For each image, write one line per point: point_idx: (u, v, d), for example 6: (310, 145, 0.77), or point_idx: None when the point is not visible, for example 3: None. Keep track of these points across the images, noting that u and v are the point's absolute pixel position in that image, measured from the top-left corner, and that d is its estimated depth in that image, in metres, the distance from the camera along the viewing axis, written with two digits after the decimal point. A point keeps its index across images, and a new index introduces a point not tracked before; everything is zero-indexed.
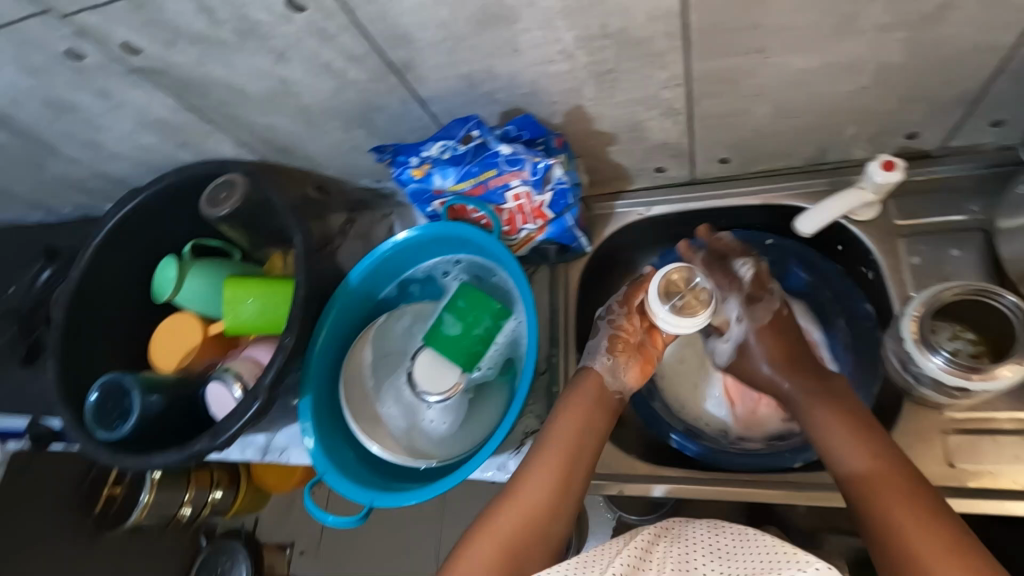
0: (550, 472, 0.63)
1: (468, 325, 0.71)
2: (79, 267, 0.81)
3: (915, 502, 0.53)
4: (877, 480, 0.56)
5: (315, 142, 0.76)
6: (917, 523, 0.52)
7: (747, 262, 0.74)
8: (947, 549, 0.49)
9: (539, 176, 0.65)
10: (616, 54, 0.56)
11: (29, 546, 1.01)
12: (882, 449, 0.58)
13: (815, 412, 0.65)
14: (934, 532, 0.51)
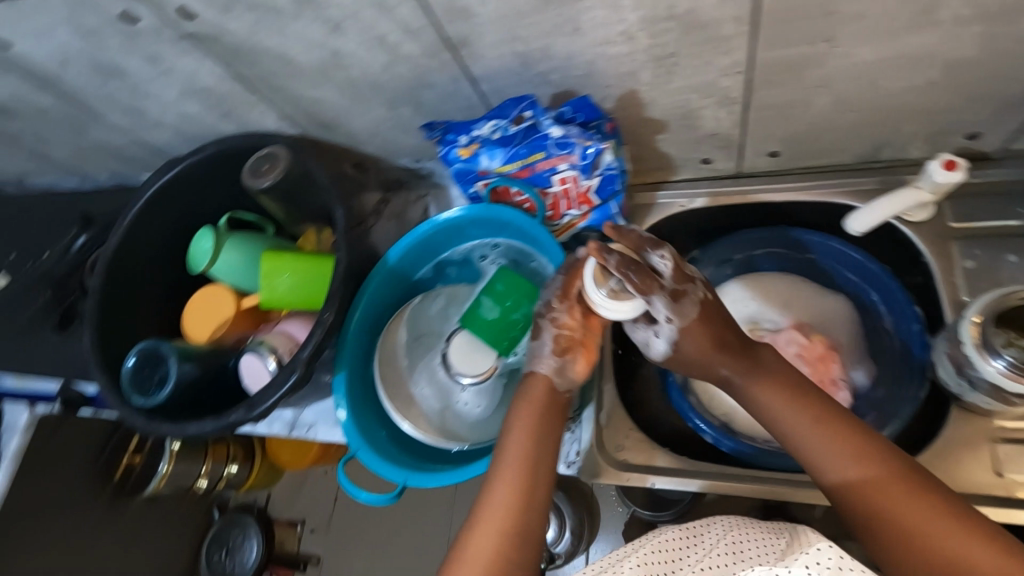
0: (512, 486, 0.58)
1: (506, 309, 0.69)
2: (118, 234, 0.81)
3: (908, 490, 0.51)
4: (862, 477, 0.53)
5: (359, 117, 0.76)
6: (921, 516, 0.50)
7: (663, 252, 0.59)
8: (960, 536, 0.48)
9: (588, 160, 0.65)
10: (680, 37, 0.55)
11: (53, 511, 1.08)
12: (857, 436, 0.55)
13: (764, 396, 0.60)
14: (941, 519, 0.49)
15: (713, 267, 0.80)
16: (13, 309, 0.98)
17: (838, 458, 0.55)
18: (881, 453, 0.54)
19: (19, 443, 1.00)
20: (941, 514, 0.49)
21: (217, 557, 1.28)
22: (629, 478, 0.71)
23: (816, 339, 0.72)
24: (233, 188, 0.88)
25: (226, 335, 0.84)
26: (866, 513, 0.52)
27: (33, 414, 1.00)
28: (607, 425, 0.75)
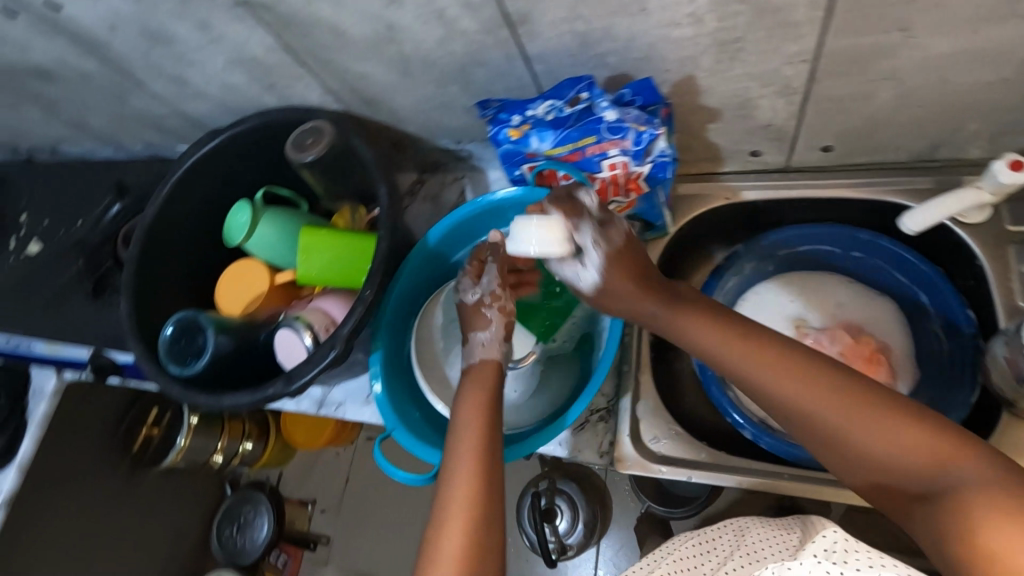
0: (473, 464, 0.57)
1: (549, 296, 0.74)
2: (156, 204, 0.81)
3: (851, 403, 0.51)
4: (808, 405, 0.53)
5: (404, 95, 0.75)
6: (872, 431, 0.50)
7: (588, 188, 0.63)
8: (914, 439, 0.48)
9: (641, 146, 0.63)
10: (749, 21, 0.53)
11: (75, 480, 1.20)
12: (788, 364, 0.55)
13: (696, 328, 0.61)
14: (893, 429, 0.49)
15: (756, 262, 0.80)
16: (45, 276, 0.98)
17: (776, 386, 0.55)
18: (814, 372, 0.53)
19: (47, 409, 1.05)
20: (891, 421, 0.49)
21: (228, 531, 1.41)
22: (663, 470, 0.70)
23: (862, 340, 0.72)
24: (270, 163, 0.88)
25: (259, 310, 0.84)
26: (825, 440, 0.52)
27: (59, 381, 1.04)
28: (645, 416, 0.74)
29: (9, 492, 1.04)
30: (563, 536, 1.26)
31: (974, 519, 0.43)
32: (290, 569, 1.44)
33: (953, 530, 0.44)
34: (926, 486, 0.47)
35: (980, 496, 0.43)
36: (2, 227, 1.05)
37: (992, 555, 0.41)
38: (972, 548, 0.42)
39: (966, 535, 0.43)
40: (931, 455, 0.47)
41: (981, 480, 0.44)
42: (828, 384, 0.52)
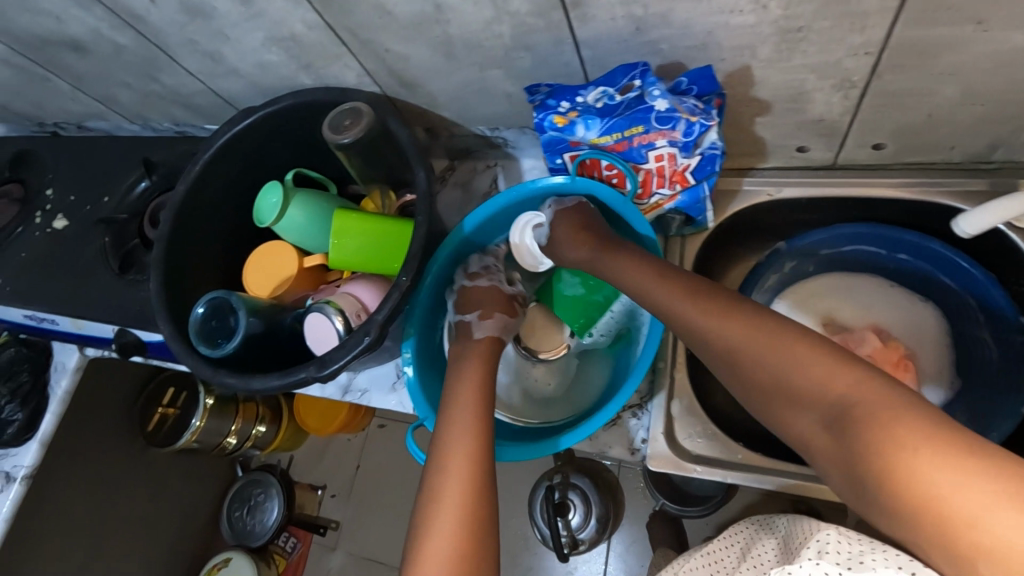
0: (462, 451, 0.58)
1: (590, 290, 0.75)
2: (186, 182, 0.80)
3: (754, 333, 0.51)
4: (719, 338, 0.53)
5: (444, 79, 0.73)
6: (774, 360, 0.49)
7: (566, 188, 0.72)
8: (814, 362, 0.47)
9: (691, 138, 0.61)
10: (816, 10, 0.52)
11: (91, 454, 1.20)
12: (701, 301, 0.56)
13: (626, 270, 0.63)
14: (792, 355, 0.48)
15: (796, 261, 0.78)
16: (71, 251, 0.98)
17: (693, 321, 0.56)
18: (724, 306, 0.54)
19: (69, 384, 1.02)
20: (793, 348, 0.49)
21: (239, 513, 1.43)
22: (698, 469, 0.69)
23: (890, 345, 0.72)
24: (300, 144, 0.86)
25: (287, 293, 0.83)
26: (735, 373, 0.52)
27: (83, 357, 1.01)
28: (679, 415, 0.73)
29: (29, 468, 0.99)
30: (575, 530, 1.23)
31: (868, 438, 0.42)
32: (299, 552, 1.44)
33: (850, 450, 0.43)
34: (824, 408, 0.45)
35: (874, 414, 0.42)
36: (28, 200, 1.05)
37: (890, 473, 0.40)
38: (874, 466, 0.41)
39: (866, 454, 0.42)
40: (828, 377, 0.46)
41: (874, 397, 0.43)
42: (737, 317, 0.53)
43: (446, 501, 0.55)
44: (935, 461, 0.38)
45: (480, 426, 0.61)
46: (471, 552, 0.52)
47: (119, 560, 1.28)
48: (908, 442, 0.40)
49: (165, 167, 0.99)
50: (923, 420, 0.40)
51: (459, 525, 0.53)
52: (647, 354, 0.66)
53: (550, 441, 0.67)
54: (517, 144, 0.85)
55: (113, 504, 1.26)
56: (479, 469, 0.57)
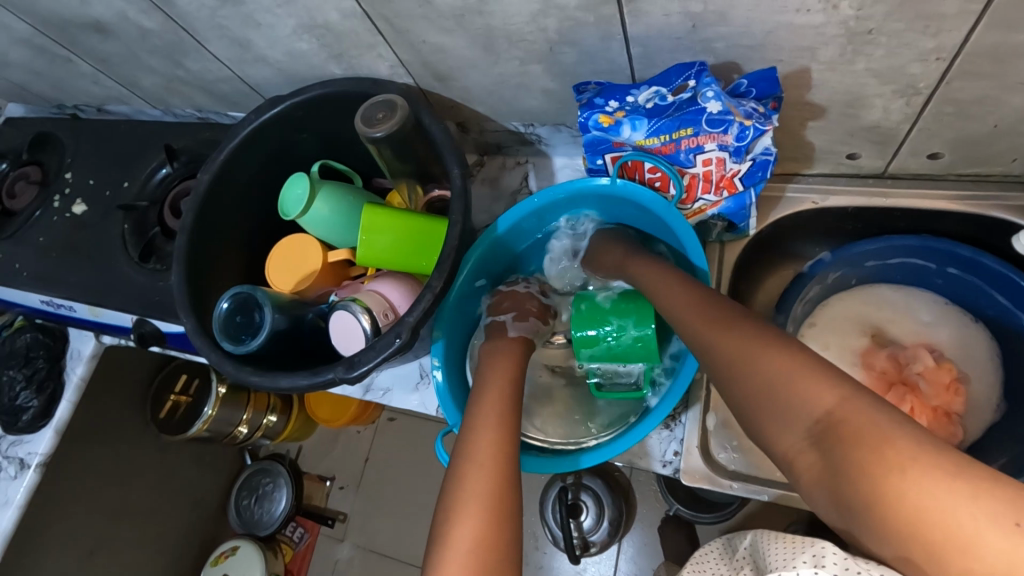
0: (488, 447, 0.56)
1: (619, 311, 0.68)
2: (210, 171, 0.77)
3: (740, 345, 0.48)
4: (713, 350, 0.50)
5: (480, 73, 0.71)
6: (756, 373, 0.46)
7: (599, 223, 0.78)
8: (794, 374, 0.43)
9: (743, 142, 0.59)
10: (889, 11, 0.49)
11: (103, 441, 1.19)
12: (703, 312, 0.54)
13: (652, 276, 0.63)
14: (775, 365, 0.45)
15: (841, 271, 0.76)
16: (90, 237, 0.96)
17: (693, 333, 0.53)
18: (717, 318, 0.52)
19: (85, 371, 1.00)
20: (776, 359, 0.45)
21: (246, 502, 1.42)
22: (733, 486, 0.67)
23: (943, 364, 0.70)
24: (327, 135, 0.84)
25: (310, 288, 0.80)
26: (723, 388, 0.49)
27: (100, 344, 1.00)
28: (714, 428, 0.71)
29: (44, 455, 0.96)
30: (587, 532, 1.22)
31: (854, 454, 0.38)
32: (306, 542, 1.43)
33: (834, 468, 0.39)
34: (808, 423, 0.41)
35: (859, 431, 0.38)
36: (47, 183, 1.03)
37: (877, 495, 0.36)
38: (859, 484, 0.37)
39: (850, 470, 0.38)
40: (811, 390, 0.42)
41: (858, 412, 0.39)
42: (727, 329, 0.50)
43: (469, 501, 0.52)
44: (927, 482, 0.34)
45: (509, 425, 0.59)
46: (498, 555, 0.48)
47: (128, 547, 1.28)
48: (895, 462, 0.36)
49: (187, 153, 0.97)
50: (912, 441, 0.36)
51: (484, 526, 0.50)
52: (682, 378, 0.63)
53: (570, 459, 0.66)
54: (550, 141, 0.82)
55: (124, 491, 1.25)
56: (504, 471, 0.54)
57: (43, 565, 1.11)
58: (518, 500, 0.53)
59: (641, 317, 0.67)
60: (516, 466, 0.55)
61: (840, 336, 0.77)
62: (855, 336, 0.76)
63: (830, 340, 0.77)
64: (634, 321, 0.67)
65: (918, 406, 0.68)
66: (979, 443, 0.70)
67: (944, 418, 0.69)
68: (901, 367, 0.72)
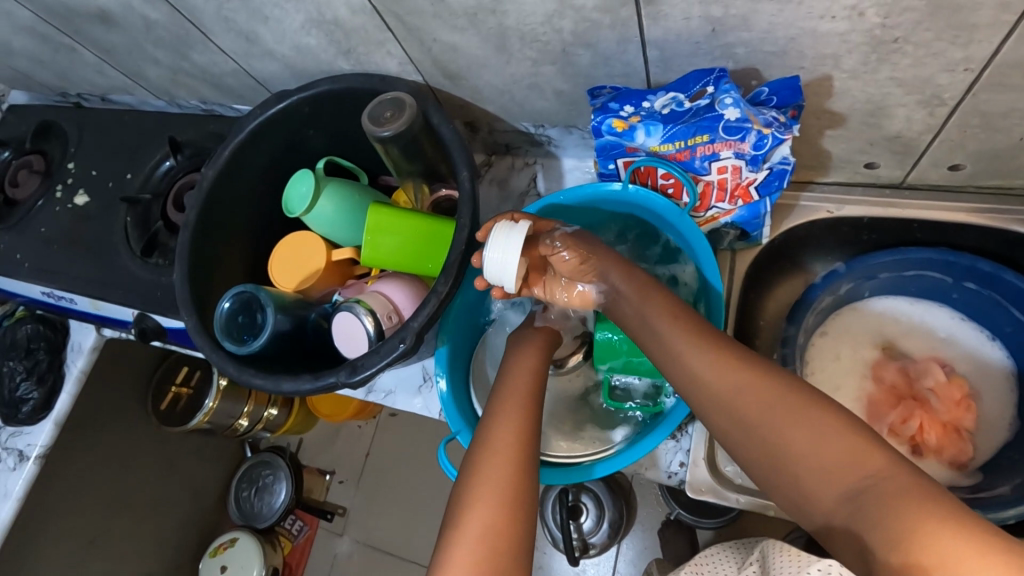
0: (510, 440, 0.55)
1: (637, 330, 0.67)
2: (215, 167, 0.76)
3: (773, 394, 0.50)
4: (732, 394, 0.51)
5: (492, 73, 0.69)
6: (791, 426, 0.48)
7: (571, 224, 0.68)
8: (833, 432, 0.46)
9: (760, 151, 0.57)
10: (918, 20, 0.48)
11: (104, 434, 1.18)
12: (723, 347, 0.54)
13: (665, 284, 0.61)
14: (811, 420, 0.47)
15: (853, 282, 0.74)
16: (92, 228, 0.95)
17: (705, 366, 0.53)
18: (740, 356, 0.53)
19: (85, 364, 0.98)
20: (813, 413, 0.47)
21: (245, 494, 1.41)
22: (739, 500, 0.66)
23: (954, 380, 0.70)
24: (333, 132, 0.82)
25: (313, 287, 0.79)
26: (746, 430, 0.50)
27: (100, 337, 0.98)
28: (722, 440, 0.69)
29: (43, 447, 0.95)
30: (586, 534, 1.20)
31: (888, 512, 0.41)
32: (306, 535, 1.44)
33: (866, 521, 0.42)
34: (843, 480, 0.44)
35: (895, 494, 0.42)
36: (50, 173, 1.02)
37: (905, 548, 0.39)
38: (887, 537, 0.40)
39: (881, 525, 0.41)
40: (853, 451, 0.45)
41: (899, 477, 0.42)
42: (752, 371, 0.52)
43: (486, 492, 0.52)
44: (956, 540, 0.38)
45: (531, 421, 0.57)
46: (509, 545, 0.49)
47: (126, 538, 1.27)
48: (925, 522, 0.39)
49: (191, 147, 0.96)
50: (942, 506, 0.40)
51: (503, 515, 0.50)
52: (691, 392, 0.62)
53: (584, 469, 0.65)
54: (560, 143, 0.80)
55: (123, 483, 1.25)
56: (525, 461, 0.54)
57: (41, 555, 1.11)
58: (535, 492, 0.53)
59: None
60: (536, 459, 0.55)
61: (853, 344, 0.75)
62: (866, 347, 0.75)
63: (843, 350, 0.75)
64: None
65: (926, 422, 0.69)
66: (992, 462, 0.68)
67: (954, 434, 0.69)
68: (912, 381, 0.71)
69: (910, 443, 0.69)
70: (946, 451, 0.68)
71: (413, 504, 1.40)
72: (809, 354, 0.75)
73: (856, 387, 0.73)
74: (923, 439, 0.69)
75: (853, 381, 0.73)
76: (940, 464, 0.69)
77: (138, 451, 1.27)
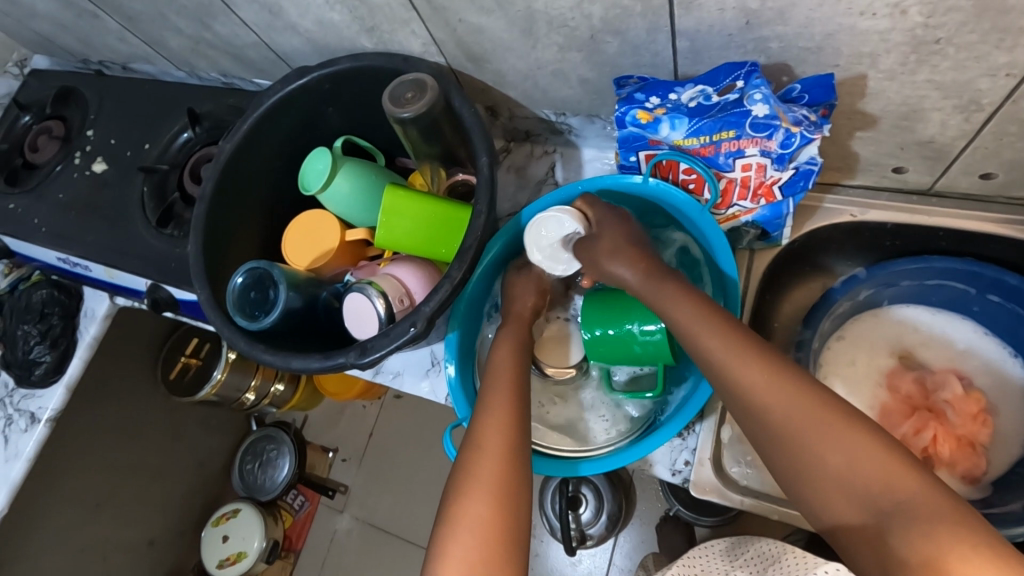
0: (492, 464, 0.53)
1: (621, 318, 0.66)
2: (233, 140, 0.76)
3: (801, 396, 0.48)
4: (756, 395, 0.49)
5: (516, 58, 0.68)
6: (818, 432, 0.46)
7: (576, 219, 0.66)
8: (864, 445, 0.45)
9: (787, 149, 0.56)
10: (963, 20, 0.46)
11: (111, 401, 1.19)
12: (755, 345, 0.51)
13: None
14: (841, 427, 0.46)
15: (873, 288, 0.73)
16: (108, 196, 0.95)
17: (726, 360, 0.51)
18: (767, 358, 0.50)
19: (98, 331, 0.99)
20: (837, 419, 0.46)
21: (249, 467, 1.42)
22: (742, 501, 0.65)
23: (972, 393, 0.68)
24: (352, 111, 0.81)
25: (326, 266, 0.79)
26: (766, 428, 0.49)
27: (113, 305, 0.99)
28: (729, 441, 0.68)
29: (54, 411, 0.97)
30: (584, 525, 1.19)
31: (921, 530, 0.40)
32: (306, 511, 1.46)
33: (894, 537, 0.41)
34: (870, 489, 0.44)
35: (928, 512, 0.41)
36: (69, 140, 1.02)
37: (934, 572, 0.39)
38: (918, 555, 0.40)
39: (903, 546, 0.41)
40: (884, 463, 0.44)
41: (932, 494, 0.42)
42: (782, 368, 0.49)
43: (469, 517, 0.50)
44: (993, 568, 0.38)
45: (514, 440, 0.55)
46: (496, 561, 0.48)
47: (132, 504, 1.29)
48: (960, 547, 0.39)
49: (210, 119, 0.95)
50: (977, 533, 0.39)
51: (487, 534, 0.49)
52: (699, 393, 0.62)
53: (571, 464, 0.66)
54: (581, 132, 0.79)
55: (130, 450, 1.27)
56: (514, 455, 0.54)
57: (49, 515, 1.13)
58: (523, 507, 0.51)
59: (648, 322, 0.64)
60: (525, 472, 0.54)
61: (869, 352, 0.74)
62: (882, 356, 0.74)
63: (858, 357, 0.74)
64: (637, 324, 0.65)
65: (940, 434, 0.67)
66: (1004, 477, 0.67)
67: (968, 448, 0.67)
68: (928, 393, 0.70)
69: (923, 454, 0.68)
70: (959, 465, 0.67)
71: (413, 486, 1.41)
72: (823, 359, 0.74)
73: (868, 395, 0.72)
74: (936, 451, 0.67)
75: (865, 388, 0.73)
76: (951, 477, 0.68)
77: (145, 418, 1.29)
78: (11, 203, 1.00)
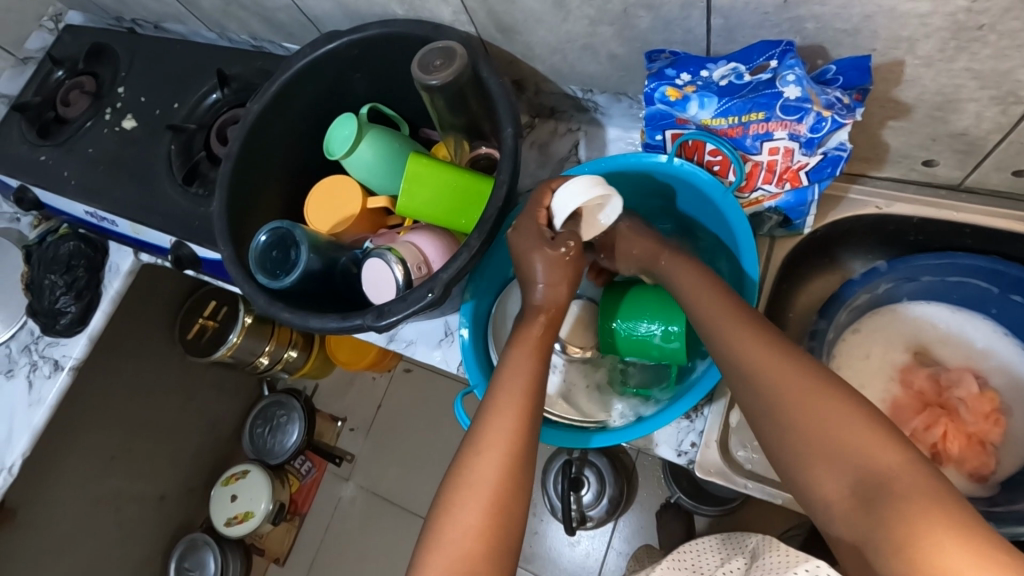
0: (487, 483, 0.50)
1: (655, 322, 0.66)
2: (261, 101, 0.77)
3: (793, 381, 0.48)
4: (765, 386, 0.50)
5: (547, 30, 0.68)
6: (813, 414, 0.47)
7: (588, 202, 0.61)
8: (857, 426, 0.45)
9: (817, 134, 0.55)
10: (1007, 6, 0.45)
11: (131, 355, 1.22)
12: (752, 339, 0.52)
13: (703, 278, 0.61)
14: (829, 411, 0.46)
15: (893, 283, 0.72)
16: (137, 153, 0.97)
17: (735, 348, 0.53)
18: (777, 347, 0.51)
19: (121, 286, 1.02)
20: (836, 405, 0.46)
21: (260, 430, 1.45)
22: (747, 485, 0.65)
23: (986, 393, 0.68)
24: (380, 78, 0.82)
25: (347, 232, 0.80)
26: (766, 410, 0.49)
27: (137, 261, 1.01)
28: (736, 426, 0.69)
29: (77, 359, 0.99)
30: (584, 506, 1.21)
31: (896, 514, 0.41)
32: (312, 477, 1.49)
33: (872, 522, 0.42)
34: (850, 471, 0.44)
35: (905, 495, 0.41)
36: (100, 95, 1.03)
37: (908, 554, 0.39)
38: (893, 539, 0.40)
39: (885, 528, 0.41)
40: (868, 446, 0.44)
41: (913, 478, 0.42)
42: (772, 353, 0.50)
43: (454, 532, 0.49)
44: (964, 553, 0.38)
45: (512, 457, 0.52)
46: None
47: (146, 457, 1.33)
48: (935, 532, 0.39)
49: (238, 81, 0.96)
50: (956, 516, 0.39)
51: (471, 555, 0.48)
52: (707, 377, 0.63)
53: (582, 435, 0.67)
54: (607, 111, 0.79)
55: (146, 406, 1.30)
56: (518, 459, 0.52)
57: (68, 462, 1.17)
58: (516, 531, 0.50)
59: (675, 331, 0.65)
60: (525, 491, 0.51)
61: (885, 347, 0.74)
62: (898, 350, 0.73)
63: (874, 350, 0.74)
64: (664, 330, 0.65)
65: (951, 431, 0.67)
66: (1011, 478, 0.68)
67: (977, 446, 0.67)
68: (941, 390, 0.69)
69: (931, 450, 0.68)
70: (967, 462, 0.67)
71: (420, 457, 1.43)
72: (839, 349, 0.74)
73: (881, 388, 0.72)
74: (945, 448, 0.67)
75: (877, 383, 0.72)
76: (958, 474, 0.67)
77: (164, 375, 1.32)
78: (42, 155, 1.02)
